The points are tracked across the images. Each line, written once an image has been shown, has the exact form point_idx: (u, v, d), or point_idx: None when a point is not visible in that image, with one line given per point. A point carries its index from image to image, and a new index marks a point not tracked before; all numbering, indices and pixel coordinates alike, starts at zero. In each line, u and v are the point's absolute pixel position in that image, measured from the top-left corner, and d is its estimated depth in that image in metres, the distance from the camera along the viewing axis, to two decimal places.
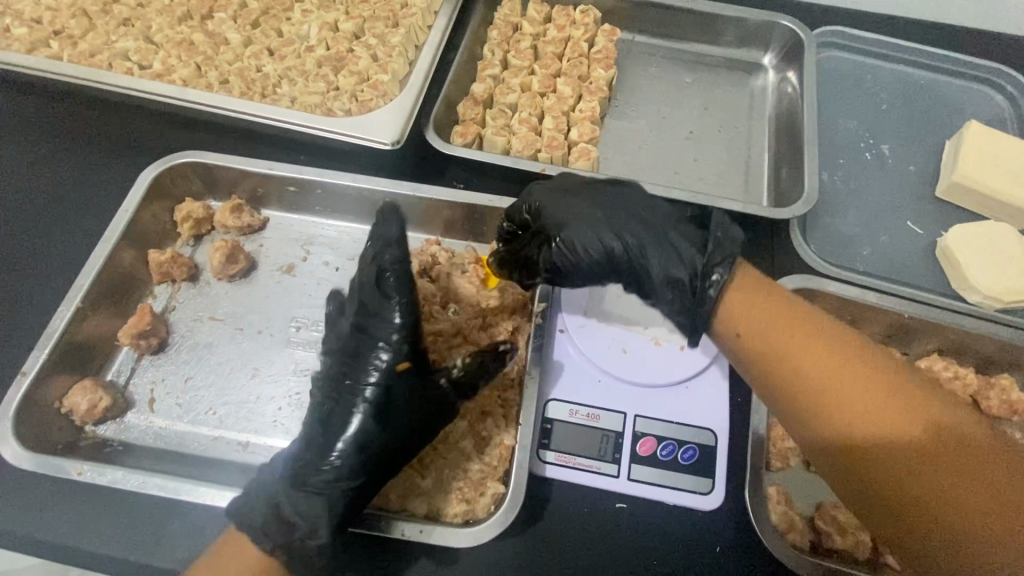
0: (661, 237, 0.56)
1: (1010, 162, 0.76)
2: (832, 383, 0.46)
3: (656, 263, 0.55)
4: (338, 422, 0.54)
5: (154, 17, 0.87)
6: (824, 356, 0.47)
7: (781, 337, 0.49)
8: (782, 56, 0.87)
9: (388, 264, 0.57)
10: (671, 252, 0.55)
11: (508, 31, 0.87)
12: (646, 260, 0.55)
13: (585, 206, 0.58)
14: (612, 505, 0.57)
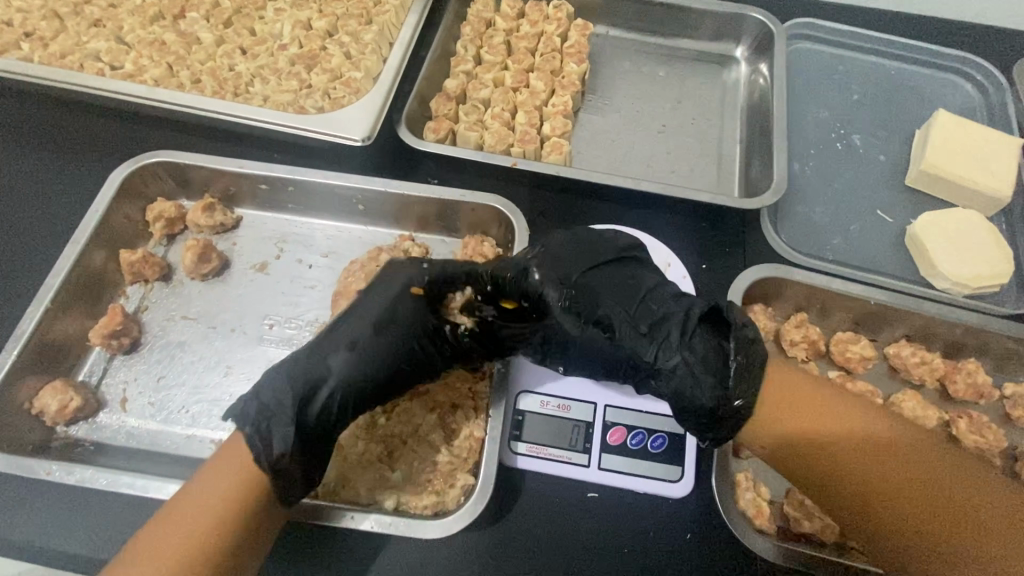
0: (675, 347, 0.54)
1: (978, 150, 0.77)
2: (819, 425, 0.49)
3: (664, 366, 0.54)
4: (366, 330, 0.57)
5: (125, 17, 0.87)
6: (807, 402, 0.50)
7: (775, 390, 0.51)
8: (754, 48, 0.88)
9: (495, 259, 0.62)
10: (698, 364, 0.53)
11: (482, 26, 0.87)
12: (651, 363, 0.54)
13: (596, 285, 0.58)
14: (583, 494, 0.58)
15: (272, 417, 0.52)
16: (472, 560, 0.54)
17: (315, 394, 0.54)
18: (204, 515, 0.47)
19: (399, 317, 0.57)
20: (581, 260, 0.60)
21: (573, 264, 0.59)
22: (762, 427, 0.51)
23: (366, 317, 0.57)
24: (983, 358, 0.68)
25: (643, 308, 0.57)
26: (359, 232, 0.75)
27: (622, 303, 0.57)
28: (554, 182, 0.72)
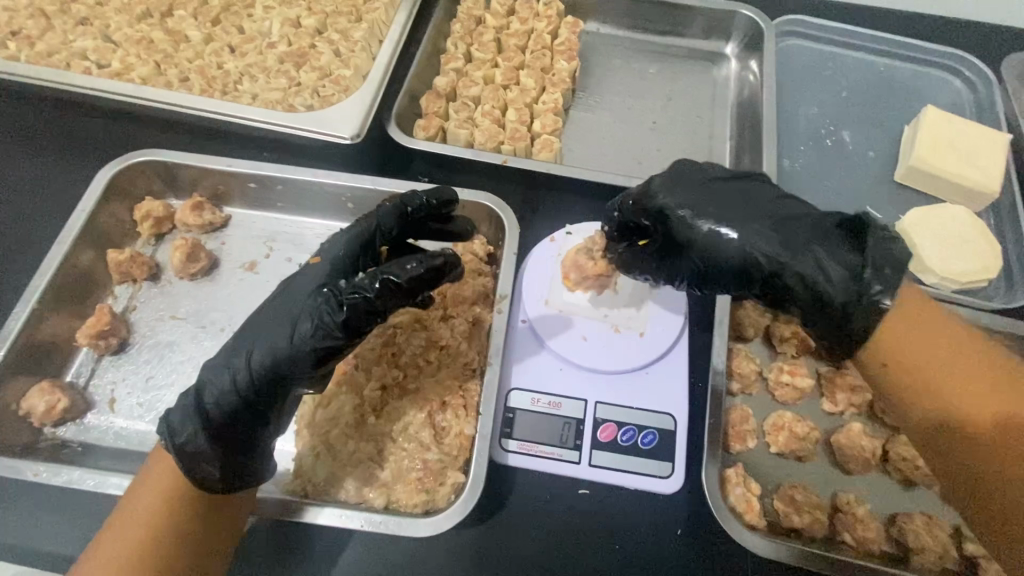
0: (821, 243, 0.51)
1: (966, 145, 0.77)
2: (968, 391, 0.44)
3: (805, 257, 0.51)
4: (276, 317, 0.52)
5: (113, 16, 0.86)
6: (947, 351, 0.45)
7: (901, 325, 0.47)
8: (744, 45, 0.88)
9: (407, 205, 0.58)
10: (833, 258, 0.50)
11: (471, 24, 0.87)
12: (780, 260, 0.52)
13: (724, 195, 0.56)
14: (574, 491, 0.58)
15: (181, 416, 0.49)
16: (462, 559, 0.54)
17: (217, 390, 0.50)
18: (143, 525, 0.48)
19: (297, 296, 0.53)
20: (718, 180, 0.58)
21: (704, 180, 0.58)
22: (877, 354, 0.47)
23: (273, 302, 0.54)
24: None
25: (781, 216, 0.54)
26: None
27: (751, 208, 0.55)
28: (545, 179, 0.72)
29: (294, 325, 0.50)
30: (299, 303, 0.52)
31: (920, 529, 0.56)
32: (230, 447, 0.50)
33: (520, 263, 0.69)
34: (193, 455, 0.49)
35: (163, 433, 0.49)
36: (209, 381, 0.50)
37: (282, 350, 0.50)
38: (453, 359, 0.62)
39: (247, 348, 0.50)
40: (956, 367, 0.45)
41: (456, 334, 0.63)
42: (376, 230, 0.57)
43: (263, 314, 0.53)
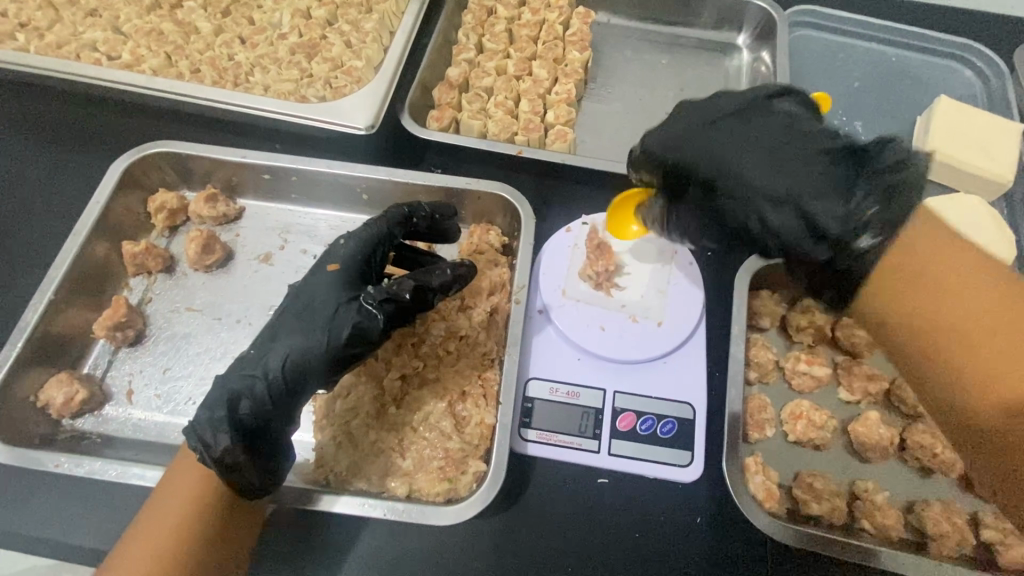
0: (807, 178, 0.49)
1: (980, 134, 0.77)
2: (992, 357, 0.41)
3: (800, 197, 0.48)
4: (311, 322, 0.54)
5: (122, 7, 0.85)
6: (978, 306, 0.41)
7: (930, 277, 0.43)
8: (756, 35, 0.88)
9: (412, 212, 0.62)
10: (829, 192, 0.48)
11: (483, 15, 0.86)
12: (772, 199, 0.49)
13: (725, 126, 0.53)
14: (593, 479, 0.58)
15: (214, 428, 0.49)
16: (484, 547, 0.54)
17: (250, 398, 0.51)
18: (174, 528, 0.49)
19: (323, 297, 0.55)
20: (715, 111, 0.54)
21: (706, 111, 0.55)
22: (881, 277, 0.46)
23: (294, 305, 0.56)
24: None
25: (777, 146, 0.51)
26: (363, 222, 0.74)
27: (745, 139, 0.52)
28: (559, 169, 0.72)
29: (324, 329, 0.53)
30: (327, 305, 0.55)
31: (938, 516, 0.56)
32: (265, 453, 0.51)
33: (536, 255, 0.69)
34: (232, 467, 0.49)
35: (196, 445, 0.49)
36: (239, 389, 0.51)
37: (317, 353, 0.53)
38: (472, 349, 0.62)
39: (278, 353, 0.52)
40: (991, 323, 0.41)
41: (474, 323, 0.62)
42: (386, 234, 0.59)
43: (286, 319, 0.55)
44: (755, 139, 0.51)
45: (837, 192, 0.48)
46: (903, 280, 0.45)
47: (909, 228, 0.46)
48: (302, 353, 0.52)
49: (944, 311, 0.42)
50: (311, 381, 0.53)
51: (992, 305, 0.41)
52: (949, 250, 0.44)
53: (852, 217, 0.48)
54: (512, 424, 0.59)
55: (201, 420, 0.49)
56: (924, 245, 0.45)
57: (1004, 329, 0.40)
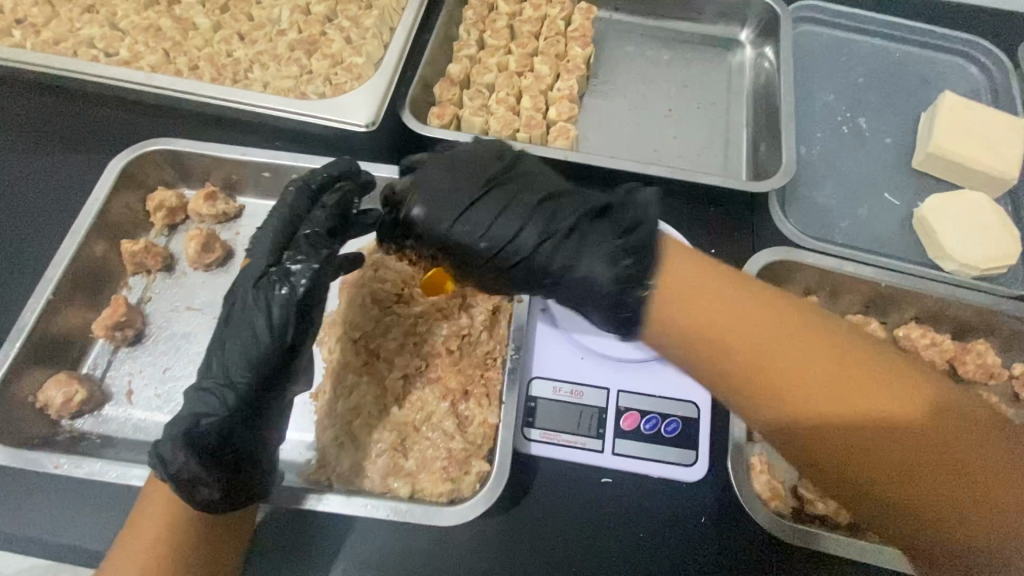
0: (592, 244, 0.46)
1: (984, 131, 0.77)
2: (804, 382, 0.40)
3: (590, 252, 0.46)
4: (239, 321, 0.51)
5: (119, 3, 0.85)
6: (736, 317, 0.42)
7: (699, 306, 0.42)
8: (758, 31, 0.87)
9: (324, 179, 0.57)
10: (594, 258, 0.45)
11: (484, 10, 0.85)
12: (545, 258, 0.46)
13: (530, 194, 0.48)
14: (598, 479, 0.58)
15: (169, 444, 0.48)
16: (487, 548, 0.54)
17: (206, 416, 0.49)
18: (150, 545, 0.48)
19: (241, 292, 0.52)
20: (447, 174, 0.49)
21: (431, 177, 0.49)
22: (663, 322, 0.43)
23: (221, 311, 0.53)
24: (993, 339, 0.69)
25: (546, 210, 0.47)
26: None
27: (508, 207, 0.48)
28: (562, 166, 0.71)
29: (259, 334, 0.50)
30: (251, 313, 0.51)
31: None
32: (230, 468, 0.49)
33: None
34: (190, 481, 0.48)
35: (155, 464, 0.48)
36: (194, 411, 0.49)
37: (258, 355, 0.50)
38: (474, 348, 0.61)
39: (220, 363, 0.50)
40: (769, 347, 0.41)
41: (476, 321, 0.62)
42: (300, 209, 0.55)
43: (220, 330, 0.52)
44: (513, 201, 0.48)
45: (599, 249, 0.45)
46: (682, 306, 0.43)
47: (668, 264, 0.45)
48: (238, 352, 0.50)
49: (727, 305, 0.42)
50: (248, 375, 0.50)
51: (766, 329, 0.41)
52: (700, 283, 0.43)
53: (624, 270, 0.44)
54: (516, 423, 0.59)
55: (162, 436, 0.48)
56: (676, 275, 0.44)
57: (852, 380, 0.40)
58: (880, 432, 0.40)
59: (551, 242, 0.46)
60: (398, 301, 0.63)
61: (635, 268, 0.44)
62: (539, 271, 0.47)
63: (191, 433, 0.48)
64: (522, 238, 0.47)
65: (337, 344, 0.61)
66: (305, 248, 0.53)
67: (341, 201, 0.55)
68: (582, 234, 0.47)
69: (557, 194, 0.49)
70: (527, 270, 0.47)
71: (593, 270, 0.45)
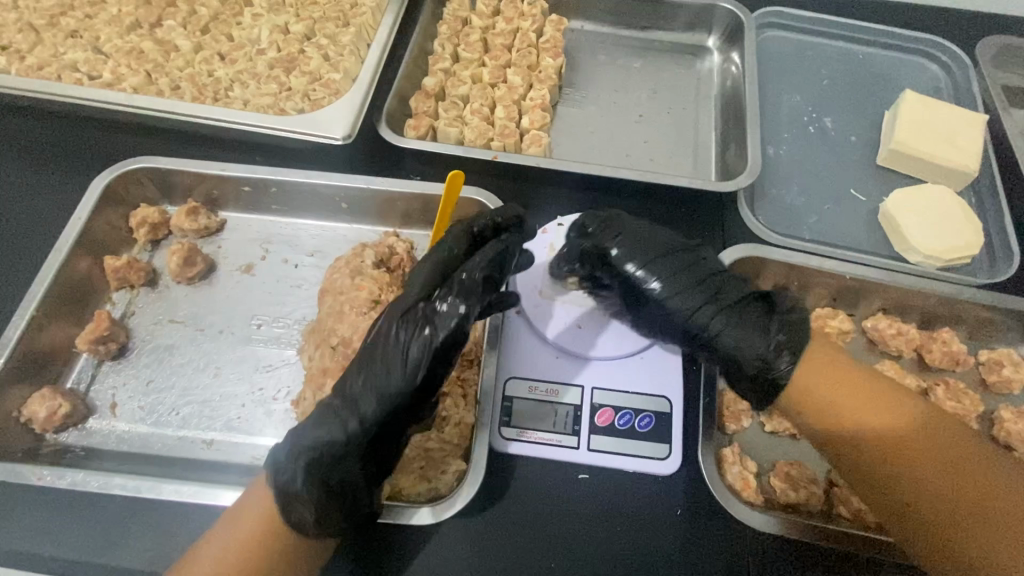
0: (744, 324, 0.57)
1: (945, 126, 0.79)
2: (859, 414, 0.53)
3: (725, 325, 0.57)
4: (381, 351, 0.50)
5: (103, 28, 0.87)
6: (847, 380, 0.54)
7: (835, 382, 0.54)
8: (725, 38, 0.90)
9: (499, 219, 0.60)
10: (749, 335, 0.57)
11: (458, 25, 0.88)
12: (709, 323, 0.57)
13: (704, 276, 0.59)
14: (574, 475, 0.59)
15: (288, 460, 0.48)
16: (466, 547, 0.55)
17: (327, 440, 0.49)
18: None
19: (388, 319, 0.52)
20: (683, 251, 0.61)
21: (648, 239, 0.61)
22: (791, 398, 0.56)
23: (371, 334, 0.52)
24: (959, 327, 0.70)
25: (713, 291, 0.59)
26: (344, 230, 0.75)
27: (670, 266, 0.60)
28: (534, 172, 0.73)
29: (396, 368, 0.50)
30: (395, 344, 0.50)
31: None
32: (332, 495, 0.49)
33: None
34: (292, 500, 0.48)
35: (269, 474, 0.49)
36: (319, 433, 0.49)
37: (389, 390, 0.49)
38: None
39: (353, 389, 0.50)
40: (854, 397, 0.53)
41: None
42: (456, 244, 0.57)
43: (363, 356, 0.51)
44: (696, 281, 0.59)
45: (758, 325, 0.57)
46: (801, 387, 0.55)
47: (802, 364, 0.55)
48: (377, 378, 0.50)
49: (856, 379, 0.54)
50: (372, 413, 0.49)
51: (847, 380, 0.54)
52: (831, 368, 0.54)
53: (769, 355, 0.56)
54: (492, 422, 0.60)
55: (281, 448, 0.49)
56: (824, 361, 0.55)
57: (898, 418, 0.52)
58: (930, 471, 0.50)
59: (716, 327, 0.57)
60: (375, 307, 0.64)
61: (786, 367, 0.55)
62: (704, 332, 0.58)
63: (311, 453, 0.48)
64: (679, 310, 0.58)
65: (317, 351, 0.63)
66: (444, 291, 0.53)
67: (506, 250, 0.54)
68: (767, 322, 0.57)
69: (722, 283, 0.59)
70: (688, 329, 0.59)
71: (745, 355, 0.56)
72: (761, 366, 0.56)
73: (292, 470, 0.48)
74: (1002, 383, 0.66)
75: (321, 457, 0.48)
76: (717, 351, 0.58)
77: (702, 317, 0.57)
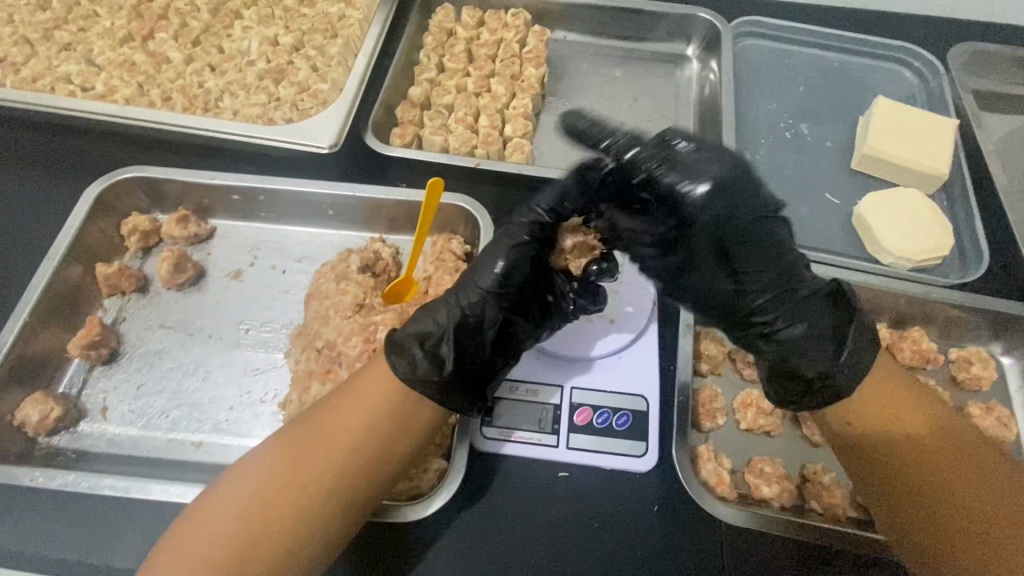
0: (810, 316, 0.58)
1: (916, 131, 0.81)
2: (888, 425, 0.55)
3: (806, 333, 0.57)
4: (497, 257, 0.60)
5: (95, 41, 0.89)
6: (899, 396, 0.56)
7: (882, 397, 0.56)
8: (704, 47, 0.93)
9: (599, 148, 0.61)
10: (815, 341, 0.57)
11: (443, 36, 0.90)
12: (776, 325, 0.58)
13: (768, 256, 0.58)
14: (554, 473, 0.60)
15: (409, 350, 0.56)
16: (447, 544, 0.56)
17: (448, 332, 0.57)
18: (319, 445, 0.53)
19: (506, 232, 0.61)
20: (762, 219, 0.59)
21: (747, 200, 0.57)
22: (845, 409, 0.57)
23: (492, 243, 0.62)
24: (930, 327, 0.72)
25: (787, 283, 0.58)
26: (331, 237, 0.77)
27: (752, 261, 0.58)
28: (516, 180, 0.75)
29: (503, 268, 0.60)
30: (500, 250, 0.60)
31: None
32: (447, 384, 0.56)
33: None
34: (414, 377, 0.55)
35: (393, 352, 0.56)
36: (442, 321, 0.58)
37: (501, 289, 0.60)
38: None
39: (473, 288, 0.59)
40: (884, 410, 0.56)
41: None
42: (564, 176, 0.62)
43: (485, 258, 0.61)
44: (776, 267, 0.58)
45: (827, 335, 0.57)
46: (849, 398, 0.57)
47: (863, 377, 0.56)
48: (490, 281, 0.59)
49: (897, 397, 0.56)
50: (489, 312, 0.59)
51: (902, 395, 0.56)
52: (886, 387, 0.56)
53: (815, 375, 0.56)
54: (472, 423, 0.61)
55: (416, 331, 0.58)
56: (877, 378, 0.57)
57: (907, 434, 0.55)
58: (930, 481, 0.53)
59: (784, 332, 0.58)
60: (360, 311, 0.66)
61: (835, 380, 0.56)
62: (762, 327, 0.59)
63: (432, 338, 0.57)
64: (721, 289, 0.59)
65: (303, 354, 0.65)
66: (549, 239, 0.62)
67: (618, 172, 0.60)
68: (827, 334, 0.57)
69: (780, 279, 0.58)
70: (732, 307, 0.59)
71: (804, 365, 0.57)
72: (806, 376, 0.57)
73: (420, 351, 0.56)
74: (972, 381, 0.68)
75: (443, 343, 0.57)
76: (755, 335, 0.59)
77: (776, 321, 0.58)
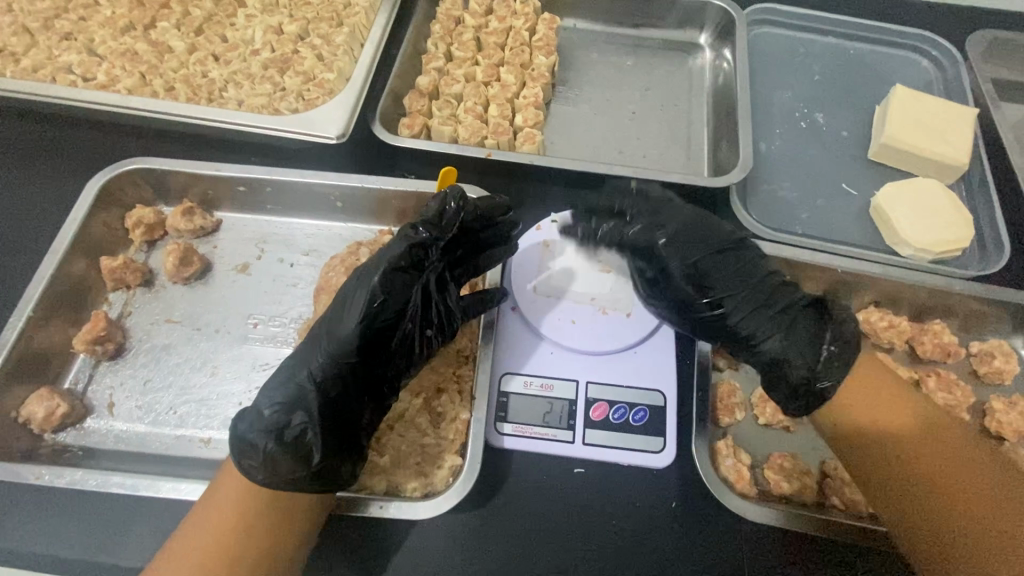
0: (796, 335, 0.58)
1: (936, 119, 0.80)
2: (871, 415, 0.55)
3: (784, 346, 0.58)
4: (355, 322, 0.53)
5: (96, 30, 0.87)
6: (873, 386, 0.56)
7: (859, 390, 0.56)
8: (716, 35, 0.91)
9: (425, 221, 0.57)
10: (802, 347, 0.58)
11: (450, 24, 0.89)
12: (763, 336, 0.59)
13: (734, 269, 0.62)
14: (570, 469, 0.59)
15: (256, 430, 0.51)
16: (463, 544, 0.55)
17: (297, 409, 0.52)
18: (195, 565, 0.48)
19: (340, 302, 0.55)
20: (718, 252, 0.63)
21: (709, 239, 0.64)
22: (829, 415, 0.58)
23: (330, 312, 0.55)
24: (951, 320, 0.71)
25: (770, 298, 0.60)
26: (341, 228, 0.76)
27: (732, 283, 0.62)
28: (528, 170, 0.73)
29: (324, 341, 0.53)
30: (338, 314, 0.54)
31: None
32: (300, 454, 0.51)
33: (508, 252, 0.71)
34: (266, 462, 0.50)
35: (257, 423, 0.51)
36: (282, 387, 0.53)
37: (332, 365, 0.53)
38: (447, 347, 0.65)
39: (301, 366, 0.53)
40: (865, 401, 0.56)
41: None
42: (415, 241, 0.56)
43: (337, 326, 0.53)
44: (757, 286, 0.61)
45: (803, 342, 0.58)
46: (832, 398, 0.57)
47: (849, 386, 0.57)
48: (298, 363, 0.53)
49: (877, 394, 0.56)
50: (335, 380, 0.53)
51: (879, 388, 0.56)
52: (862, 383, 0.57)
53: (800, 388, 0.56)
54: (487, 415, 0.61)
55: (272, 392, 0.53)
56: (859, 378, 0.57)
57: (896, 419, 0.55)
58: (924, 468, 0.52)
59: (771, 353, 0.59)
60: None
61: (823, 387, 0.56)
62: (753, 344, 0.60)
63: (281, 407, 0.52)
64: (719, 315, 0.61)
65: None
66: (408, 262, 0.56)
67: (411, 254, 0.56)
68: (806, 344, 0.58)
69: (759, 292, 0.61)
70: (719, 324, 0.61)
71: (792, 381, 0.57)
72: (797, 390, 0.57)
73: (265, 419, 0.51)
74: (994, 374, 0.67)
75: (303, 414, 0.52)
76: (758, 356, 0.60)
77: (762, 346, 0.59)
